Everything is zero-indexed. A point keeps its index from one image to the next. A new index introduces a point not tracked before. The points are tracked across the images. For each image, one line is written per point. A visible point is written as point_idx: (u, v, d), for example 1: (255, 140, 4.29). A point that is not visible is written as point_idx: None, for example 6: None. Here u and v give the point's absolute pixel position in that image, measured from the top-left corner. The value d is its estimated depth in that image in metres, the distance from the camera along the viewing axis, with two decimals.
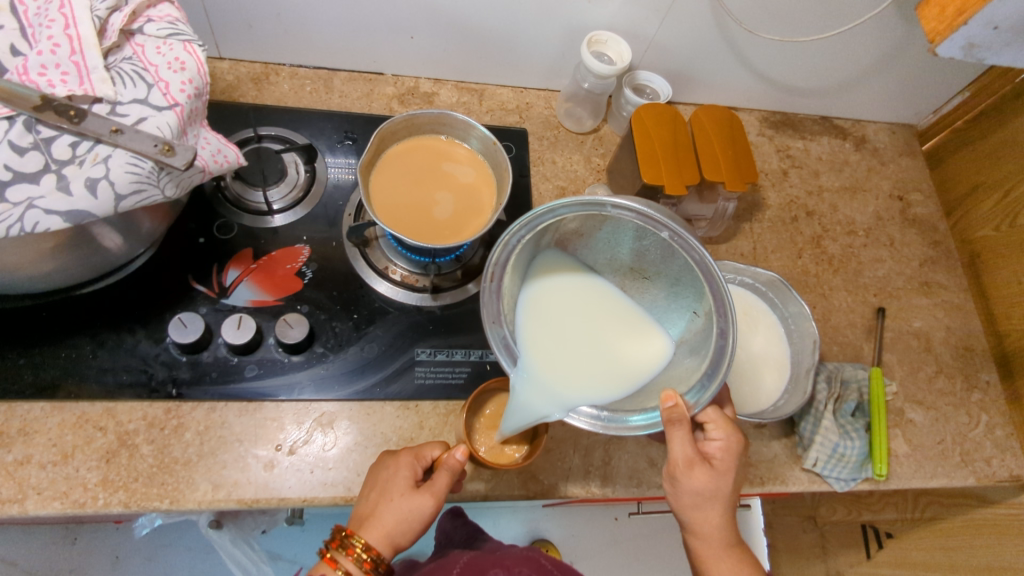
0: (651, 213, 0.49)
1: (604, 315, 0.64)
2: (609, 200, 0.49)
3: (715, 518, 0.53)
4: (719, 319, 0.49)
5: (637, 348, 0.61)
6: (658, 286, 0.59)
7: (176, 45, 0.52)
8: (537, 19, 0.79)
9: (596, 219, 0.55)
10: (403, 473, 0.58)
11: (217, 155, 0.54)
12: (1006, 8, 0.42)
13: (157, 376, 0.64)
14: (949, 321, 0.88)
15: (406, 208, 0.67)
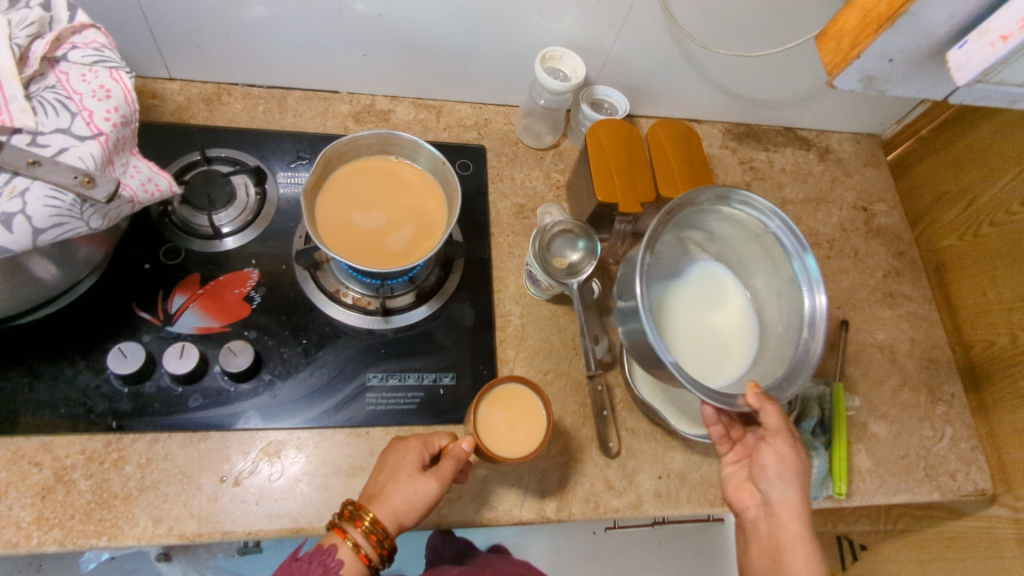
0: (799, 238, 0.63)
1: (705, 318, 0.71)
2: (778, 216, 0.64)
3: (797, 494, 0.59)
4: (796, 249, 0.64)
5: (733, 343, 0.70)
6: (726, 293, 0.73)
7: (102, 73, 0.51)
8: (490, 33, 0.78)
9: (744, 224, 0.68)
10: (412, 455, 0.60)
11: (147, 184, 0.53)
12: (898, 41, 0.41)
13: (96, 409, 0.62)
14: (914, 333, 0.88)
15: (339, 224, 0.66)
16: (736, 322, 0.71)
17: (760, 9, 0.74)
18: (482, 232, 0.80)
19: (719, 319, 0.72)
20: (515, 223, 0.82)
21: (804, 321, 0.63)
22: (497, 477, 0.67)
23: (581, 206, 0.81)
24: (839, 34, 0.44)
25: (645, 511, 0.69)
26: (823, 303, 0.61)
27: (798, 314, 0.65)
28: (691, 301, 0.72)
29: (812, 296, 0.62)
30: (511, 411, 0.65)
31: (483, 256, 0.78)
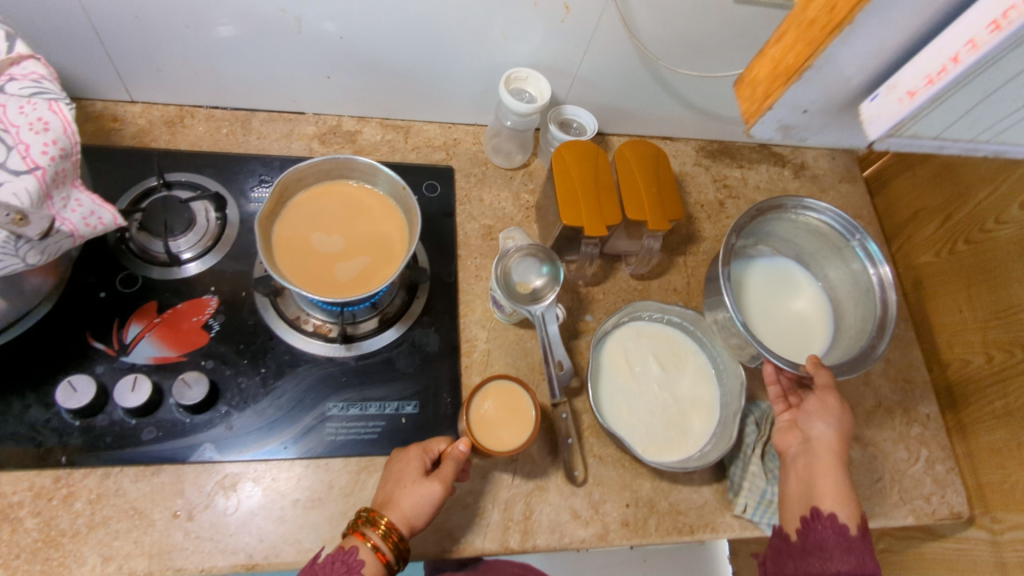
0: (863, 232, 0.76)
1: (782, 306, 0.83)
2: (840, 214, 0.77)
3: (834, 434, 0.66)
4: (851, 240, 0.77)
5: (812, 325, 0.82)
6: (799, 283, 0.85)
7: (40, 105, 0.50)
8: (454, 55, 0.77)
9: (809, 225, 0.81)
10: (415, 461, 0.62)
11: (89, 217, 0.51)
12: (809, 90, 0.38)
13: (45, 443, 0.61)
14: (889, 353, 0.87)
15: (290, 243, 0.65)
16: (808, 308, 0.84)
17: (725, 29, 0.74)
18: (448, 255, 0.79)
19: (795, 306, 0.84)
20: (483, 245, 0.81)
21: (873, 291, 0.76)
22: (458, 508, 0.66)
23: (548, 228, 0.80)
24: (752, 79, 0.40)
25: (611, 540, 0.68)
26: (890, 275, 0.74)
27: (866, 289, 0.78)
28: (768, 293, 0.83)
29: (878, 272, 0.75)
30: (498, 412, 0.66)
31: (449, 280, 0.77)
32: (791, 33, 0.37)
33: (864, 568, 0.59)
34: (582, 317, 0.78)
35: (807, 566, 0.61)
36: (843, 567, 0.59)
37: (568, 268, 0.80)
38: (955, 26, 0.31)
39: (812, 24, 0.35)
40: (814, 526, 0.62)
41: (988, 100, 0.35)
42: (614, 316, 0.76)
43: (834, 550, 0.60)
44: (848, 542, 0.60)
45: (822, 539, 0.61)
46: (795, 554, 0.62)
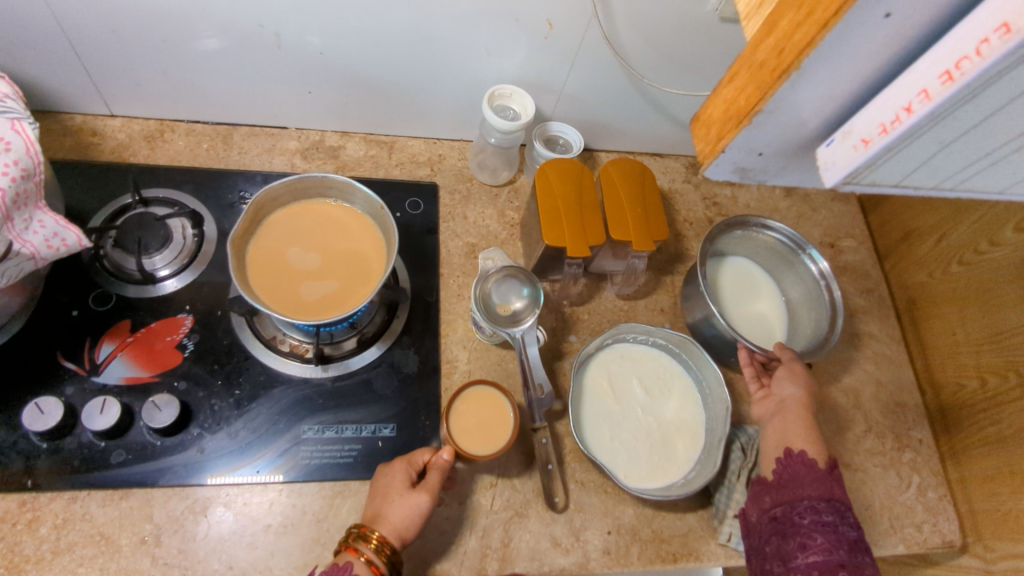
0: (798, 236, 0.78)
1: (745, 309, 0.83)
2: (774, 222, 0.80)
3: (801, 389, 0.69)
4: (797, 238, 0.78)
5: (778, 325, 0.82)
6: (759, 283, 0.85)
7: (2, 125, 0.49)
8: (437, 72, 0.76)
9: (752, 233, 0.82)
10: (399, 475, 0.60)
11: (52, 239, 0.51)
12: (763, 135, 0.33)
13: (11, 466, 0.59)
14: (880, 375, 0.85)
15: (262, 255, 0.64)
16: (769, 309, 0.83)
17: (711, 47, 0.73)
18: (430, 274, 0.78)
19: (759, 308, 0.83)
20: (465, 263, 0.80)
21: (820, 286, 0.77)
22: (434, 535, 0.64)
23: (532, 246, 0.79)
24: (707, 119, 0.35)
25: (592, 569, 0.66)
26: (826, 268, 0.77)
27: (814, 288, 0.79)
28: (732, 299, 0.83)
29: (818, 267, 0.78)
30: (480, 413, 0.64)
31: (430, 299, 0.76)
32: (744, 72, 0.32)
33: (836, 495, 0.61)
34: (566, 337, 0.77)
35: (782, 497, 0.62)
36: (815, 493, 0.61)
37: (552, 286, 0.79)
38: (907, 73, 0.27)
39: (763, 66, 0.30)
40: (788, 463, 0.64)
41: (947, 152, 0.31)
42: (597, 337, 0.74)
43: (805, 481, 0.62)
44: (819, 471, 0.63)
45: (796, 473, 0.63)
46: (770, 489, 0.63)
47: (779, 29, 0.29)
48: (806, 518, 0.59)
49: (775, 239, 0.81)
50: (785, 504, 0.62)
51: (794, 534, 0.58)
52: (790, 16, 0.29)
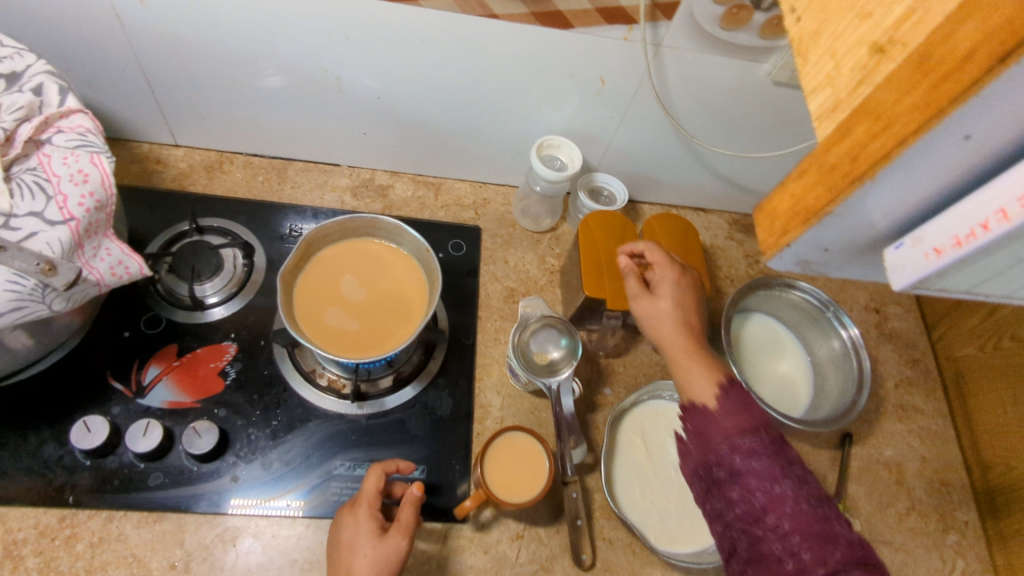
0: (826, 297, 0.77)
1: (769, 368, 0.80)
2: (803, 283, 0.79)
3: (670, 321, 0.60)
4: (823, 298, 0.77)
5: (802, 388, 0.80)
6: (783, 344, 0.83)
7: (82, 157, 0.52)
8: (488, 122, 0.79)
9: (781, 292, 0.81)
10: (368, 524, 0.57)
11: (116, 267, 0.53)
12: (840, 230, 0.23)
13: (55, 481, 0.60)
14: (924, 450, 0.82)
15: (308, 282, 0.66)
16: (794, 371, 0.81)
17: (762, 109, 0.73)
18: (469, 316, 0.79)
19: (782, 369, 0.81)
20: (503, 307, 0.81)
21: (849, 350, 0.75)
22: None
23: (571, 295, 0.80)
24: (771, 207, 0.25)
25: None
26: (857, 333, 0.75)
27: (843, 352, 0.77)
28: (755, 358, 0.81)
29: (848, 332, 0.76)
30: (507, 459, 0.64)
31: (467, 341, 0.77)
32: (817, 164, 0.22)
33: (739, 426, 0.47)
34: (600, 389, 0.76)
35: (700, 457, 0.48)
36: (722, 430, 0.47)
37: (589, 336, 0.79)
38: None
39: (834, 167, 0.21)
40: (686, 420, 0.51)
41: None
42: (633, 393, 0.74)
43: (721, 412, 0.49)
44: (714, 412, 0.49)
45: (699, 427, 0.49)
46: (688, 445, 0.50)
47: (864, 122, 0.20)
48: (736, 459, 0.45)
49: (800, 298, 0.80)
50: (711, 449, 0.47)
51: (735, 483, 0.45)
52: (875, 114, 0.20)
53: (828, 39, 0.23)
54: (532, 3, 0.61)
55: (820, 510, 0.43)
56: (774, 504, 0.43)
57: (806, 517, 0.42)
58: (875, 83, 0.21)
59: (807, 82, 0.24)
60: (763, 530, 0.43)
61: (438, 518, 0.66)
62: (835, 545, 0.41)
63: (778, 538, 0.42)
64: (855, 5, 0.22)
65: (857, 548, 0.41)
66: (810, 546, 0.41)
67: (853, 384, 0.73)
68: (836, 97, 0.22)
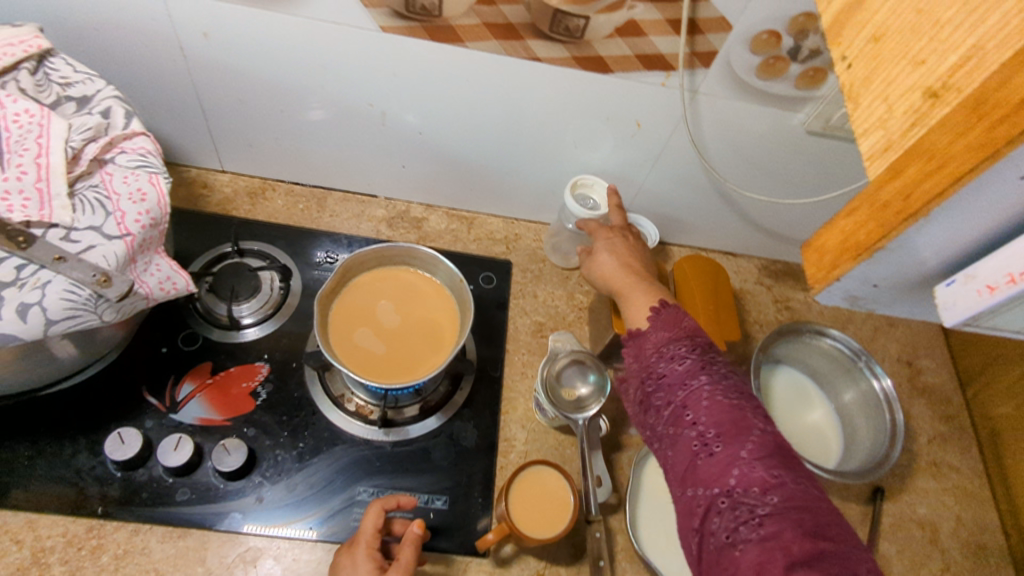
0: (857, 347, 0.76)
1: (797, 417, 0.79)
2: (834, 332, 0.78)
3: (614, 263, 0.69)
4: (854, 348, 0.76)
5: (830, 439, 0.79)
6: (812, 392, 0.82)
7: (142, 177, 0.54)
8: (524, 160, 0.81)
9: (811, 340, 0.80)
10: (367, 565, 0.56)
11: (165, 283, 0.55)
12: (892, 265, 0.24)
13: (86, 491, 0.61)
14: (959, 510, 0.79)
15: (344, 307, 0.68)
16: (823, 421, 0.80)
17: (797, 156, 0.74)
18: (497, 349, 0.79)
19: (811, 419, 0.80)
20: (531, 341, 0.82)
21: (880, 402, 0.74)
22: None
23: (599, 332, 0.80)
24: (820, 243, 0.25)
25: None
26: (889, 385, 0.74)
27: (873, 403, 0.76)
28: (784, 406, 0.80)
29: (880, 383, 0.75)
30: (530, 495, 0.63)
31: (494, 373, 0.77)
32: (869, 203, 0.23)
33: (667, 339, 0.53)
34: (626, 429, 0.76)
35: (638, 376, 0.53)
36: (651, 345, 0.53)
37: (616, 374, 0.79)
38: None
39: (887, 206, 0.22)
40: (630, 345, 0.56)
41: None
42: None
43: (652, 331, 0.55)
44: (646, 333, 0.55)
45: (635, 350, 0.55)
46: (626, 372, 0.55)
47: (917, 162, 0.21)
48: (662, 368, 0.50)
49: (830, 347, 0.79)
50: (642, 368, 0.53)
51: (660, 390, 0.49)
52: (929, 155, 0.21)
53: (879, 84, 0.24)
54: (573, 48, 0.63)
55: (738, 404, 0.46)
56: (692, 400, 0.47)
57: (719, 408, 0.45)
58: (928, 126, 0.22)
59: (859, 125, 0.25)
60: (682, 426, 0.46)
61: (459, 551, 0.65)
62: (750, 436, 0.43)
63: (695, 433, 0.45)
64: (906, 52, 0.23)
65: (772, 440, 0.44)
66: (724, 436, 0.44)
67: (884, 438, 0.72)
68: (889, 139, 0.23)
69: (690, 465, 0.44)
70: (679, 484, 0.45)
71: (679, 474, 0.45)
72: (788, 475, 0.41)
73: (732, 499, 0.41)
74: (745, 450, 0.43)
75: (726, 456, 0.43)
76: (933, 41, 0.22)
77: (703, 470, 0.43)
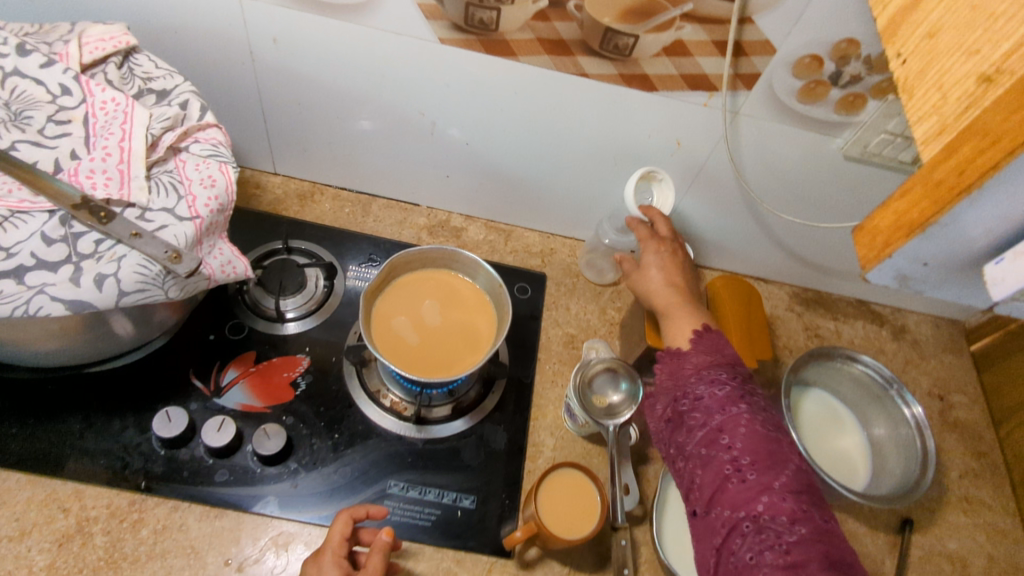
0: (889, 373, 0.77)
1: (826, 441, 0.79)
2: (866, 357, 0.78)
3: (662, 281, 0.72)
4: (887, 374, 0.77)
5: (860, 466, 0.78)
6: (842, 418, 0.82)
7: (213, 165, 0.57)
8: (565, 176, 0.84)
9: (843, 365, 0.80)
10: (334, 572, 0.54)
11: (226, 266, 0.57)
12: (942, 244, 0.26)
13: (131, 465, 0.64)
14: (991, 548, 0.78)
15: (390, 305, 0.70)
16: (853, 447, 0.80)
17: (833, 182, 0.76)
18: (529, 357, 0.81)
19: (840, 444, 0.80)
20: (563, 351, 0.83)
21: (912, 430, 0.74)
22: None
23: (630, 346, 0.81)
24: (872, 225, 0.28)
25: None
26: (921, 412, 0.74)
27: (905, 432, 0.76)
28: (814, 429, 0.80)
29: (911, 410, 0.75)
30: (558, 498, 0.64)
31: (525, 380, 0.79)
32: (923, 183, 0.26)
33: (707, 364, 0.56)
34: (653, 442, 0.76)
35: (671, 395, 0.55)
36: (692, 368, 0.56)
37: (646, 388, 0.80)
38: None
39: (942, 181, 0.25)
40: (665, 359, 0.60)
41: None
42: None
43: (694, 354, 0.58)
44: (687, 354, 0.58)
45: (672, 367, 0.58)
46: (660, 388, 0.58)
47: (973, 140, 0.24)
48: (702, 390, 0.53)
49: (862, 372, 0.79)
50: (676, 390, 0.56)
51: (695, 410, 0.52)
52: (984, 132, 0.24)
53: (933, 76, 0.26)
54: (621, 66, 0.66)
55: (773, 437, 0.49)
56: (729, 425, 0.50)
57: (755, 438, 0.48)
58: (983, 107, 0.24)
59: (914, 113, 0.27)
60: (717, 448, 0.49)
61: (485, 550, 0.66)
62: (782, 470, 0.47)
63: (730, 457, 0.48)
64: (960, 45, 0.25)
65: (802, 478, 0.47)
66: (758, 465, 0.47)
67: (916, 467, 0.72)
68: (944, 123, 0.26)
69: (721, 487, 0.47)
70: (706, 505, 0.48)
71: (706, 495, 0.48)
72: (815, 512, 0.45)
73: (758, 525, 0.44)
74: (779, 482, 0.46)
75: (757, 484, 0.46)
76: (987, 32, 0.24)
77: (734, 493, 0.46)
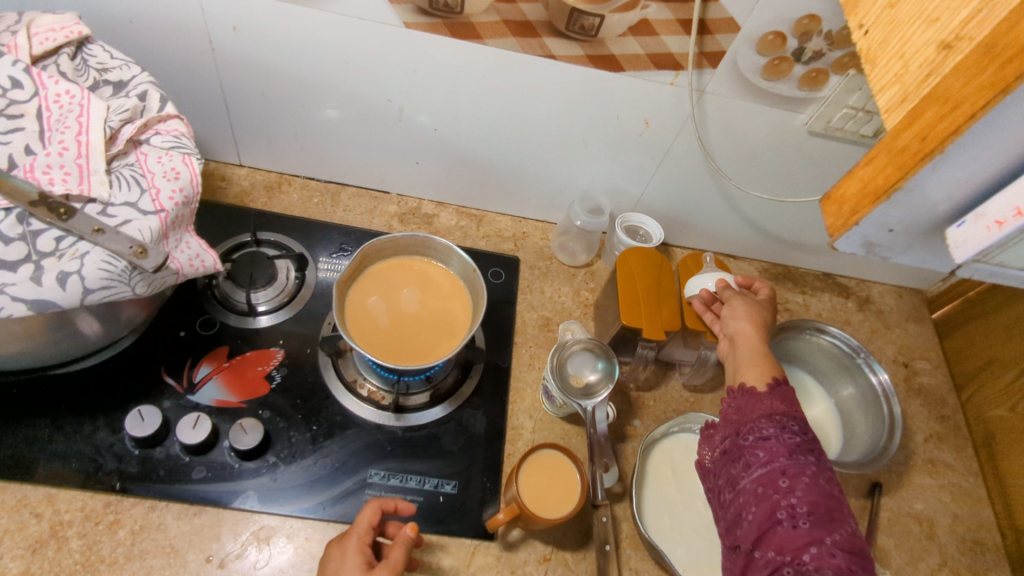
0: (855, 343, 0.79)
1: None
2: (833, 329, 0.81)
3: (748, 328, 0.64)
4: (854, 344, 0.79)
5: (829, 434, 0.81)
6: (811, 389, 0.85)
7: (176, 157, 0.56)
8: (535, 159, 0.84)
9: (812, 337, 0.83)
10: (356, 558, 0.54)
11: (194, 259, 0.57)
12: (905, 210, 0.27)
13: (104, 467, 0.62)
14: (956, 507, 0.81)
15: (364, 293, 0.70)
16: (822, 417, 0.82)
17: (799, 158, 0.77)
18: (505, 341, 0.81)
19: (810, 414, 0.83)
20: (538, 335, 0.83)
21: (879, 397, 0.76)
22: None
23: (605, 327, 0.82)
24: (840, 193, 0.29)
25: None
26: (886, 379, 0.76)
27: (871, 399, 0.78)
28: None
29: (877, 377, 0.77)
30: (548, 479, 0.65)
31: (502, 364, 0.79)
32: (888, 150, 0.26)
33: (781, 410, 0.53)
34: (630, 420, 0.78)
35: (733, 432, 0.53)
36: (760, 413, 0.53)
37: (622, 368, 0.81)
38: None
39: (904, 149, 0.25)
40: (735, 398, 0.57)
41: None
42: (664, 424, 0.74)
43: (768, 395, 0.54)
44: (760, 393, 0.55)
45: (740, 405, 0.55)
46: (722, 426, 0.56)
47: (934, 106, 0.24)
48: (766, 431, 0.51)
49: (830, 343, 0.82)
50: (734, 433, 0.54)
51: (753, 448, 0.50)
52: (944, 99, 0.24)
53: (897, 45, 0.27)
54: (588, 47, 0.66)
55: (834, 496, 0.46)
56: (794, 471, 0.47)
57: (818, 491, 0.46)
58: (943, 73, 0.25)
59: (878, 83, 0.28)
60: (774, 490, 0.47)
61: (468, 534, 0.66)
62: (840, 529, 0.44)
63: (787, 502, 0.46)
64: (921, 15, 0.26)
65: (859, 543, 0.44)
66: (815, 517, 0.45)
67: (882, 432, 0.74)
68: (906, 90, 0.26)
69: (770, 529, 0.45)
70: (751, 542, 0.46)
71: (753, 533, 0.46)
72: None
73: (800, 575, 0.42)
74: (832, 537, 0.44)
75: (809, 534, 0.44)
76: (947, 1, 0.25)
77: (783, 536, 0.44)
